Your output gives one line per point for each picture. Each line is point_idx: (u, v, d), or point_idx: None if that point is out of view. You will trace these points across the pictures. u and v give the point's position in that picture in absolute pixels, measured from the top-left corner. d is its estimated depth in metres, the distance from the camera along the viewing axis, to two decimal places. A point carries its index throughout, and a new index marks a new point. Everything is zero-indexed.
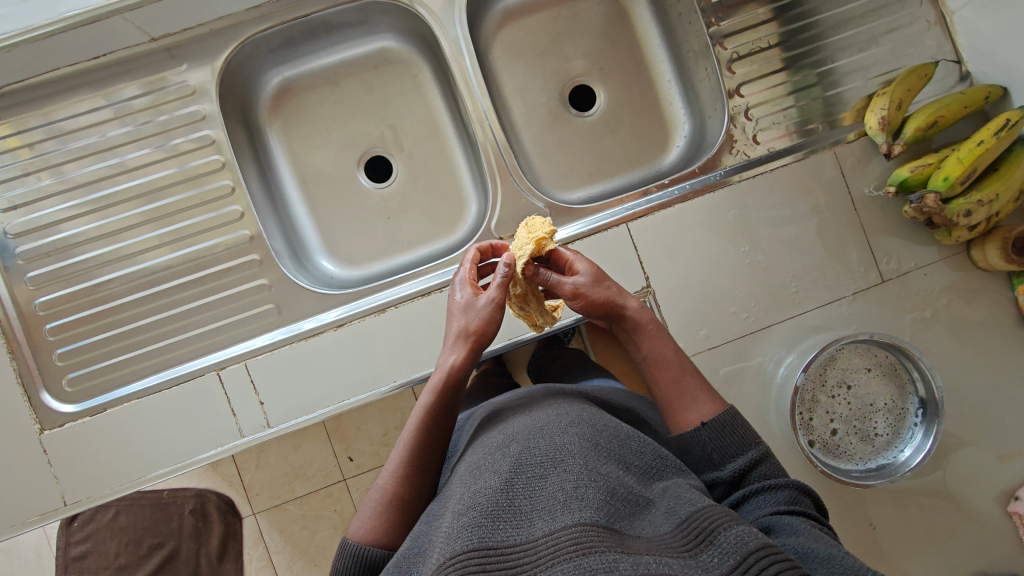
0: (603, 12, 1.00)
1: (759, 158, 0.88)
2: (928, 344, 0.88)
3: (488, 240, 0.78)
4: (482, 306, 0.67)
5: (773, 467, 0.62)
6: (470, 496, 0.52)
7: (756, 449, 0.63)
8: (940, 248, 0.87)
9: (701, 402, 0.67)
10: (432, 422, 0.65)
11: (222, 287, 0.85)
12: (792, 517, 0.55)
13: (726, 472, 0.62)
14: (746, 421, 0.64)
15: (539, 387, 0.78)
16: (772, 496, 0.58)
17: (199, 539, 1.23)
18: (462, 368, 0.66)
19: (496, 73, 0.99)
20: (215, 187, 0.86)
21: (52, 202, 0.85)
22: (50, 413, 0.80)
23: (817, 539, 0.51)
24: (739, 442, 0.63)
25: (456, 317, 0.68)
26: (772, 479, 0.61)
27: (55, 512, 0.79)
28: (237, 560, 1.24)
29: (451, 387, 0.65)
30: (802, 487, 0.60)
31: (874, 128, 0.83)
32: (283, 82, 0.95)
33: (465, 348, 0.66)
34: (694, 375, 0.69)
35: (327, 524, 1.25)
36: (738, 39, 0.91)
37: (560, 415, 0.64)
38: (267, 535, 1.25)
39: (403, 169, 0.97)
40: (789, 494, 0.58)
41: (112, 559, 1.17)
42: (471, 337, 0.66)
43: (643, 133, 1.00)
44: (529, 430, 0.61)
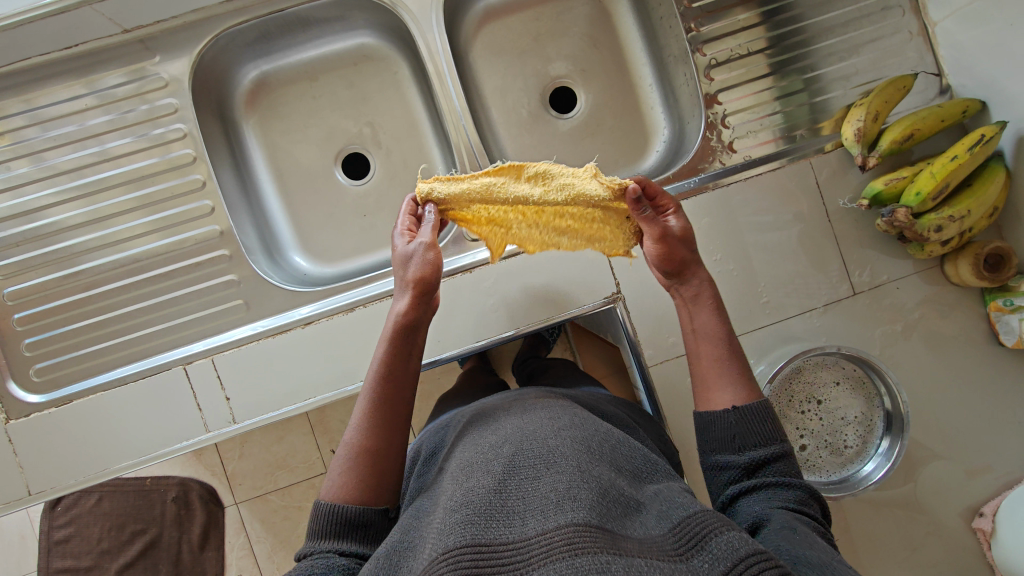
0: (586, 13, 0.99)
1: (736, 166, 0.88)
2: (901, 358, 0.88)
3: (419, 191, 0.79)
4: (417, 253, 0.67)
5: (790, 466, 0.59)
6: (463, 494, 0.52)
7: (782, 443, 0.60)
8: (915, 262, 0.87)
9: (738, 387, 0.63)
10: (390, 371, 0.64)
11: (193, 282, 0.84)
12: (800, 520, 0.52)
13: (740, 460, 0.59)
14: (774, 415, 0.61)
15: (527, 391, 0.77)
16: (785, 492, 0.56)
17: (181, 527, 1.22)
18: (410, 314, 0.64)
19: (477, 72, 0.98)
20: (190, 181, 0.86)
21: (28, 188, 0.85)
22: (17, 402, 0.80)
23: (821, 547, 0.48)
24: (767, 431, 0.60)
25: (398, 268, 0.68)
26: (788, 476, 0.58)
27: (20, 501, 0.79)
28: (218, 549, 1.25)
29: (403, 333, 0.64)
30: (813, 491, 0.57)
31: (850, 139, 0.82)
32: (260, 76, 0.94)
33: (410, 296, 0.65)
34: (739, 360, 0.65)
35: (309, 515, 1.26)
36: (717, 45, 0.89)
37: (553, 418, 0.64)
38: (249, 525, 1.27)
39: (380, 166, 0.97)
40: (801, 494, 0.56)
41: (94, 544, 1.17)
42: (414, 284, 0.65)
43: (623, 137, 0.99)
44: (521, 432, 0.61)
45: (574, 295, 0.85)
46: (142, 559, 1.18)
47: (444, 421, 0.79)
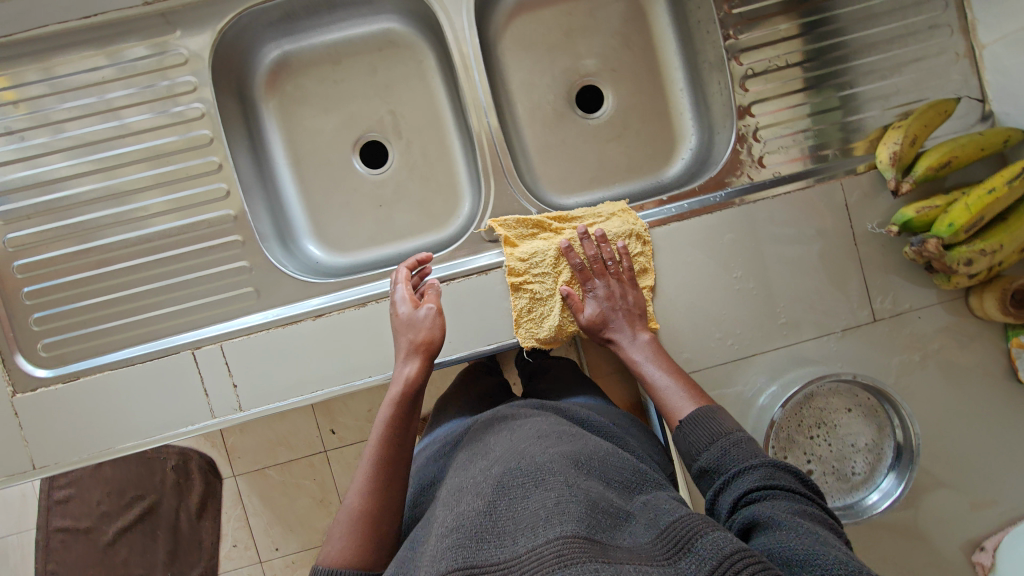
0: (620, 10, 0.96)
1: (763, 183, 0.86)
2: (916, 388, 0.87)
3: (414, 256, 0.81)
4: (425, 317, 0.72)
5: (749, 449, 0.65)
6: (454, 518, 0.52)
7: (727, 437, 0.67)
8: (939, 291, 0.85)
9: (682, 401, 0.74)
10: (394, 434, 0.65)
11: (204, 266, 0.82)
12: (780, 509, 0.56)
13: (700, 461, 0.67)
14: (725, 415, 0.70)
15: (516, 406, 0.76)
16: (748, 477, 0.61)
17: (180, 495, 1.27)
18: (419, 379, 0.69)
19: (504, 66, 0.95)
20: (204, 163, 0.83)
21: (43, 159, 0.82)
22: (24, 376, 0.80)
23: (800, 534, 0.51)
24: (710, 432, 0.68)
25: (403, 333, 0.72)
26: (747, 461, 0.63)
27: (24, 474, 0.80)
28: (214, 519, 1.27)
29: (408, 396, 0.67)
30: (784, 466, 0.61)
31: (885, 162, 0.80)
32: (282, 57, 0.92)
33: (418, 361, 0.69)
34: (680, 382, 0.76)
35: (306, 493, 1.27)
36: (755, 55, 0.86)
37: (540, 433, 0.64)
38: (246, 498, 1.27)
39: (399, 157, 0.95)
40: (766, 471, 0.61)
41: (95, 506, 1.26)
42: (421, 347, 0.70)
43: (649, 142, 0.96)
44: (510, 451, 0.61)
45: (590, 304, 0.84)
46: (144, 521, 1.26)
47: (438, 445, 0.78)
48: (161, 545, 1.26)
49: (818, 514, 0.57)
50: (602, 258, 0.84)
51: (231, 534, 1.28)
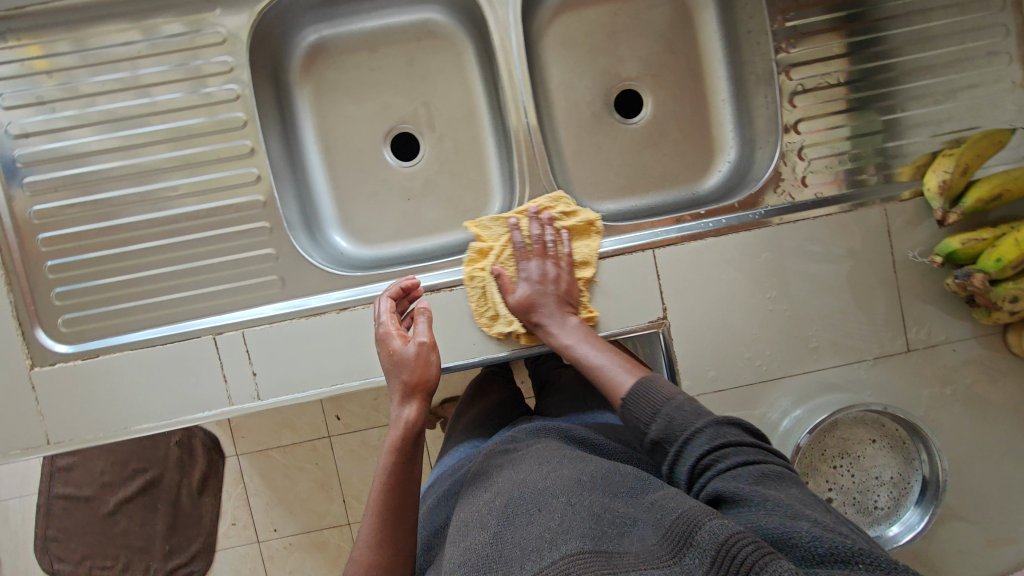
0: (667, 14, 0.93)
1: (803, 203, 0.84)
2: (945, 423, 0.85)
3: (398, 282, 0.79)
4: (417, 354, 0.68)
5: (688, 412, 0.61)
6: (462, 551, 0.54)
7: (669, 403, 0.63)
8: (975, 325, 0.83)
9: (619, 375, 0.70)
10: (397, 480, 0.62)
11: (229, 251, 0.81)
12: (745, 480, 0.54)
13: (650, 434, 0.63)
14: (662, 382, 0.66)
15: (522, 428, 0.77)
16: (698, 444, 0.59)
17: (182, 471, 1.27)
18: (418, 421, 0.66)
19: (544, 65, 0.93)
20: (236, 146, 0.81)
21: (70, 133, 0.80)
22: (44, 351, 0.79)
23: (769, 513, 0.49)
24: (652, 402, 0.64)
25: (395, 373, 0.68)
26: (691, 425, 0.60)
27: (38, 449, 0.79)
28: (216, 497, 1.27)
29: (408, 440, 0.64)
30: (726, 419, 0.60)
31: (932, 190, 0.78)
32: (319, 41, 0.90)
33: (415, 403, 0.66)
34: (614, 358, 0.72)
35: (308, 477, 1.27)
36: (805, 70, 0.84)
37: (544, 455, 0.65)
38: (248, 477, 1.27)
39: (431, 151, 0.93)
40: (711, 432, 0.59)
41: (97, 476, 1.26)
42: (418, 387, 0.67)
43: (687, 152, 0.94)
44: (515, 475, 0.63)
45: (618, 315, 0.82)
46: (144, 494, 1.26)
47: (451, 468, 0.78)
48: (160, 517, 1.26)
49: (773, 465, 0.56)
50: (540, 242, 0.83)
51: (231, 513, 1.28)
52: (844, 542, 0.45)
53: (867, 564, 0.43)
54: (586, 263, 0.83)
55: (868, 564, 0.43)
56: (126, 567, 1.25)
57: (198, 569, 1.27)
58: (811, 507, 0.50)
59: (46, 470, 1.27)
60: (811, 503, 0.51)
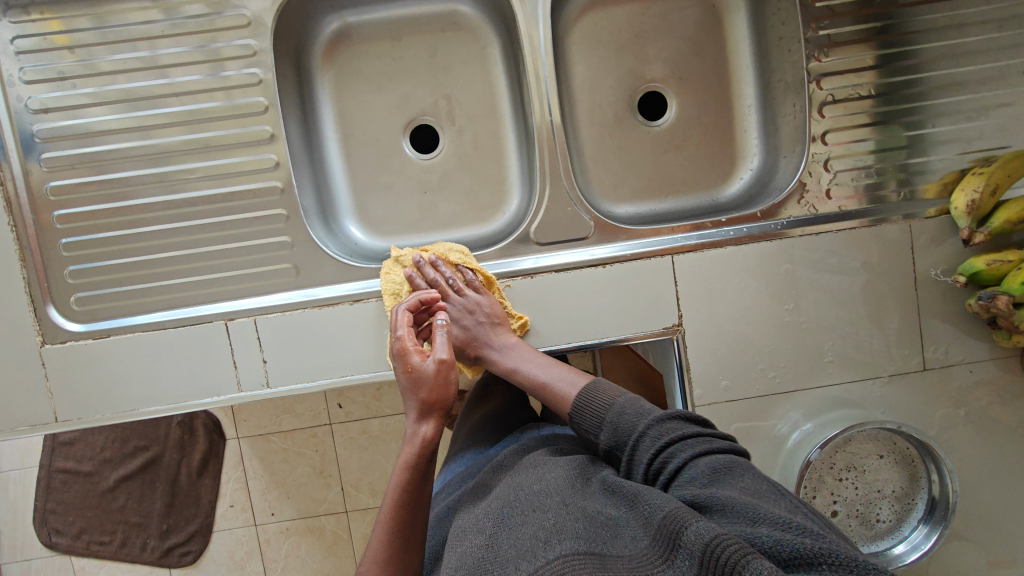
0: (697, 16, 0.92)
1: (826, 216, 0.82)
2: (957, 445, 0.84)
3: (417, 294, 0.76)
4: (436, 374, 0.66)
5: (629, 413, 0.63)
6: (457, 555, 0.54)
7: (613, 407, 0.64)
8: (992, 347, 0.82)
9: (563, 384, 0.71)
10: (409, 499, 0.62)
11: (245, 237, 0.80)
12: (700, 482, 0.53)
13: (602, 443, 0.64)
14: (604, 384, 0.68)
15: (529, 439, 0.76)
16: (644, 445, 0.59)
17: (183, 450, 1.27)
18: (434, 439, 0.65)
19: (569, 62, 0.92)
20: (255, 131, 0.80)
21: (88, 110, 0.79)
22: (55, 328, 0.79)
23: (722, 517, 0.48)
24: (597, 411, 0.65)
25: (410, 390, 0.67)
26: (634, 426, 0.61)
27: (45, 426, 0.79)
28: (215, 478, 1.27)
29: (421, 459, 0.64)
30: (670, 415, 0.60)
31: (960, 209, 0.77)
32: (343, 28, 0.89)
33: (431, 421, 0.65)
34: (557, 367, 0.74)
35: (307, 462, 1.27)
36: (837, 80, 0.82)
37: (541, 462, 0.64)
38: (248, 460, 1.27)
39: (450, 145, 0.92)
40: (653, 431, 0.59)
41: (98, 452, 1.27)
42: (436, 408, 0.65)
43: (709, 157, 0.93)
44: (513, 484, 0.62)
45: (633, 320, 0.81)
46: (144, 471, 1.26)
47: (458, 477, 0.78)
48: (159, 495, 1.27)
49: (723, 455, 0.55)
50: (448, 281, 0.81)
51: (230, 495, 1.28)
52: (798, 540, 0.42)
53: (826, 565, 0.40)
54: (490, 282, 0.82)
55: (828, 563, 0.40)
56: (121, 544, 1.28)
57: (195, 549, 1.28)
58: (765, 499, 0.49)
59: (48, 444, 1.27)
60: (767, 494, 0.50)
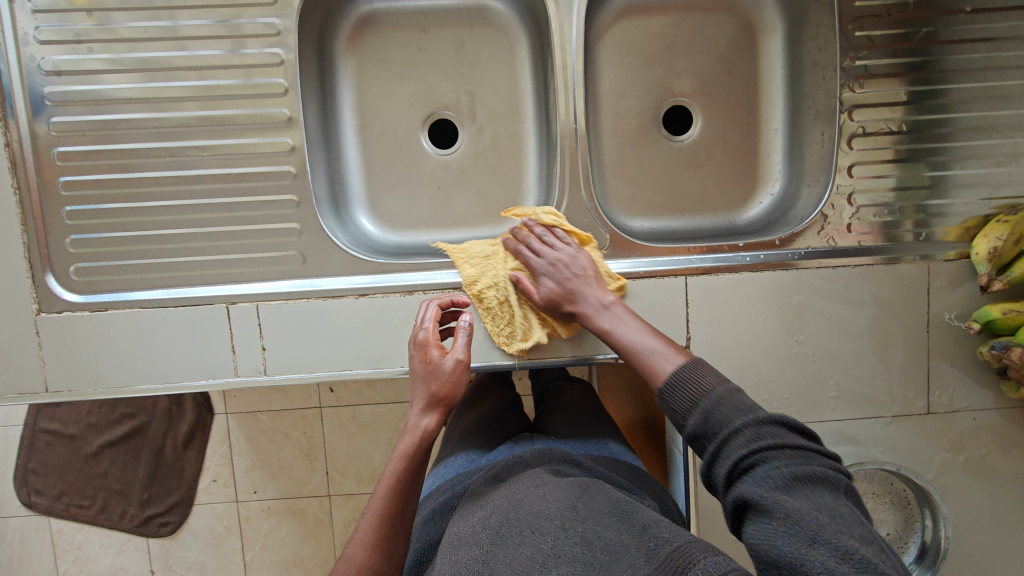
0: (731, 34, 0.90)
1: (844, 249, 0.81)
2: (954, 491, 0.83)
3: (450, 294, 0.76)
4: (450, 369, 0.64)
5: (730, 406, 0.55)
6: (451, 567, 0.53)
7: (710, 395, 0.57)
8: (998, 397, 0.82)
9: (662, 355, 0.64)
10: (404, 491, 0.60)
11: (253, 220, 0.78)
12: (779, 489, 0.48)
13: (687, 427, 0.58)
14: (711, 367, 0.60)
15: (525, 450, 0.76)
16: (736, 442, 0.53)
17: (170, 422, 1.25)
18: (435, 433, 0.63)
19: (598, 69, 0.90)
20: (272, 113, 0.78)
21: (102, 77, 0.76)
22: (53, 297, 0.77)
23: (789, 533, 0.45)
24: (693, 394, 0.58)
25: (422, 382, 0.65)
26: (728, 422, 0.54)
27: (35, 395, 0.78)
28: (199, 452, 1.26)
29: (421, 453, 0.62)
30: (772, 418, 0.53)
31: (981, 255, 0.76)
32: (370, 14, 0.87)
33: (436, 413, 0.63)
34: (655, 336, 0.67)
35: (294, 444, 1.26)
36: (869, 113, 0.80)
37: (538, 478, 0.64)
38: (234, 438, 1.26)
39: (469, 142, 0.90)
40: (751, 431, 0.53)
41: (84, 417, 1.25)
42: (443, 401, 0.64)
43: (730, 177, 0.91)
44: (509, 497, 0.61)
45: None
46: (129, 440, 1.25)
47: (445, 480, 0.76)
48: (142, 466, 1.25)
49: (821, 471, 0.49)
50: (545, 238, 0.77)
51: (213, 470, 1.26)
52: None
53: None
54: (585, 242, 0.80)
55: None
56: (102, 508, 1.26)
57: (174, 521, 1.27)
58: (844, 527, 0.45)
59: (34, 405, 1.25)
60: (845, 518, 0.46)
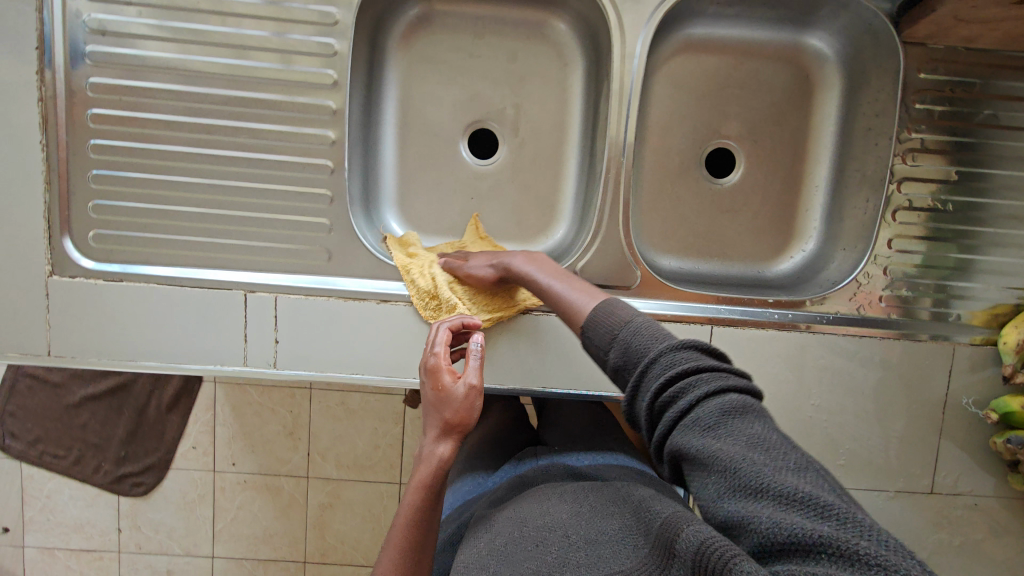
0: (787, 85, 0.89)
1: (873, 320, 0.81)
2: (944, 571, 0.84)
3: (460, 315, 0.72)
4: (461, 396, 0.62)
5: (643, 337, 0.54)
6: None
7: (628, 327, 0.56)
8: (1002, 485, 0.82)
9: (582, 296, 0.64)
10: (421, 521, 0.60)
11: (282, 209, 0.77)
12: (710, 432, 0.46)
13: (609, 362, 0.57)
14: (625, 304, 0.60)
15: (533, 467, 0.76)
16: (653, 372, 0.51)
17: (156, 385, 1.23)
18: (451, 460, 0.62)
19: (649, 101, 0.88)
20: (318, 105, 0.76)
21: (145, 42, 0.74)
22: (69, 261, 0.75)
23: (731, 484, 0.42)
24: (609, 327, 0.58)
25: (433, 410, 0.63)
26: (643, 351, 0.53)
27: (36, 358, 0.75)
28: (182, 417, 1.24)
29: (435, 482, 0.61)
30: (686, 343, 0.52)
31: (1008, 345, 0.77)
32: (427, 13, 0.85)
33: (448, 442, 0.62)
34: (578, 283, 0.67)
35: (278, 422, 1.24)
36: (917, 187, 0.79)
37: (542, 491, 0.63)
38: (218, 406, 1.24)
39: (509, 157, 0.89)
40: (665, 359, 0.51)
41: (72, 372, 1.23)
42: (455, 429, 0.62)
43: (765, 227, 0.90)
44: (513, 514, 0.60)
45: None
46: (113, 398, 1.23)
47: (457, 506, 0.77)
48: (122, 423, 1.23)
49: (736, 394, 0.47)
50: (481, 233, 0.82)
51: (193, 437, 1.25)
52: (810, 528, 0.37)
53: (826, 554, 0.36)
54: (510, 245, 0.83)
55: (842, 557, 0.35)
56: (77, 462, 1.24)
57: (148, 481, 1.25)
58: (779, 463, 0.42)
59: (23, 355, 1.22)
60: (778, 448, 0.43)
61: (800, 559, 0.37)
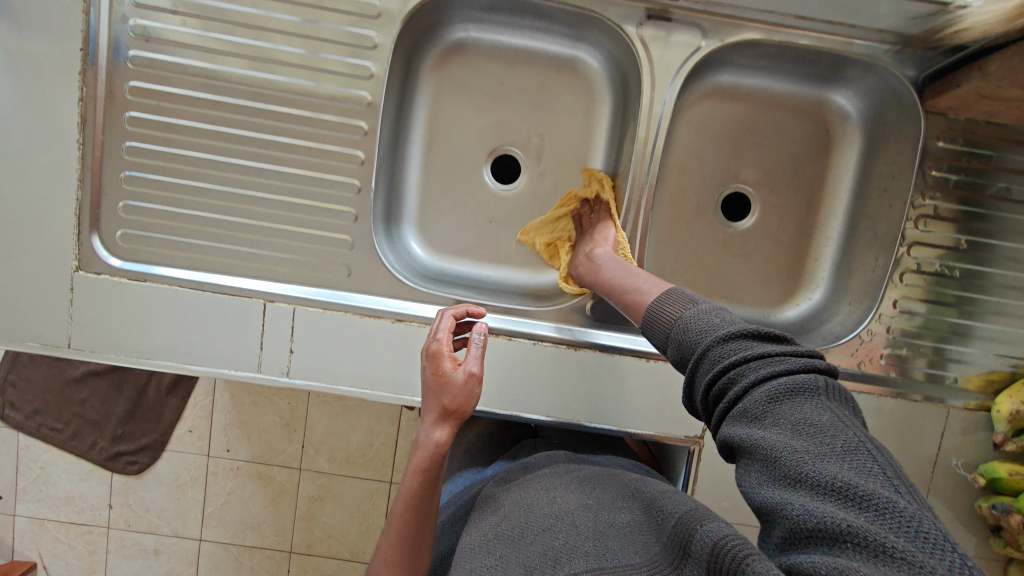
0: (807, 136, 0.91)
1: (872, 376, 0.83)
2: None
3: (465, 306, 0.74)
4: (460, 381, 0.63)
5: (693, 330, 0.55)
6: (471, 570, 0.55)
7: (679, 321, 0.57)
8: (981, 545, 0.84)
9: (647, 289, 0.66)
10: (419, 501, 0.62)
11: (305, 222, 0.78)
12: (757, 422, 0.46)
13: (669, 359, 0.58)
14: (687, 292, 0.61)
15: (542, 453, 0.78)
16: (704, 366, 0.52)
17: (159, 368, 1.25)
18: (447, 445, 0.63)
19: (672, 142, 0.90)
20: (350, 124, 0.77)
21: (185, 51, 0.75)
22: (95, 257, 0.77)
23: (772, 472, 0.43)
24: (664, 325, 0.59)
25: (433, 394, 0.64)
26: (694, 346, 0.54)
27: (55, 348, 0.77)
28: (182, 400, 1.26)
29: (432, 465, 0.62)
30: (735, 334, 0.52)
31: (1001, 414, 0.79)
32: (461, 40, 0.87)
33: (444, 425, 0.63)
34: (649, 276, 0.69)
35: (275, 413, 1.27)
36: (926, 251, 0.81)
37: (555, 479, 0.66)
38: (218, 394, 1.26)
39: (530, 185, 0.90)
40: (715, 352, 0.52)
41: None
42: (452, 414, 0.63)
43: (774, 272, 0.92)
44: (521, 501, 0.62)
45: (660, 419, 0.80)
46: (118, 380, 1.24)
47: (461, 487, 0.82)
48: (122, 401, 1.25)
49: (787, 377, 0.47)
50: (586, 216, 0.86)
51: (191, 421, 1.27)
52: (838, 515, 0.37)
53: (855, 545, 0.36)
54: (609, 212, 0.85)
55: (867, 546, 0.36)
56: (76, 437, 1.26)
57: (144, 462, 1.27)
58: (822, 448, 0.42)
59: None
60: (826, 433, 0.43)
61: (829, 548, 0.37)
